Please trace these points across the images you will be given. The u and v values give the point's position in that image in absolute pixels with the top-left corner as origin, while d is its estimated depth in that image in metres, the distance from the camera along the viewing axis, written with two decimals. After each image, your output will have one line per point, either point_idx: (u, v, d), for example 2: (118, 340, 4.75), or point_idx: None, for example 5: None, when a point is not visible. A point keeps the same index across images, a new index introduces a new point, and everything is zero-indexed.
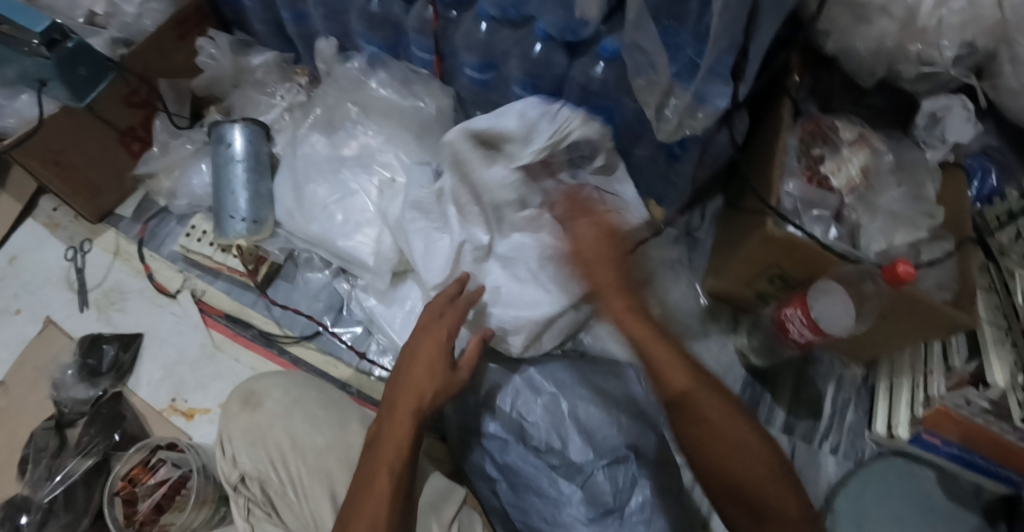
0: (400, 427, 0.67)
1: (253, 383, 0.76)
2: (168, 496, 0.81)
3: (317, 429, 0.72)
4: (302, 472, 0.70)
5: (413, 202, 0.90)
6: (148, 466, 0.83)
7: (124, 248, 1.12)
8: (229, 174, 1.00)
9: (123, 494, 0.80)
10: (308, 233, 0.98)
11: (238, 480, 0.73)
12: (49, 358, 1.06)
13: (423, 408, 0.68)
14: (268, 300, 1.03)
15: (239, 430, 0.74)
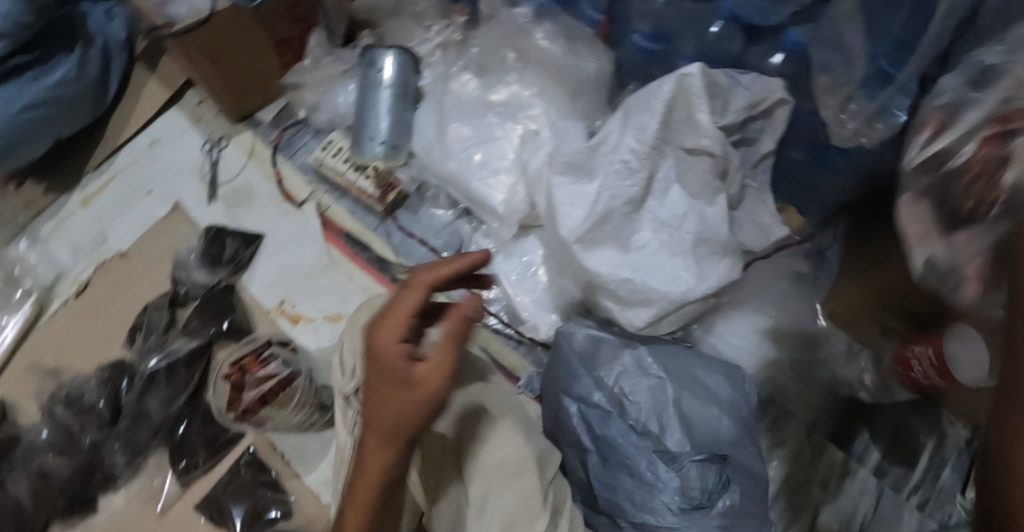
0: (364, 480, 0.51)
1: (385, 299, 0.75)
2: (272, 393, 0.81)
3: None
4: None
5: (566, 157, 0.86)
6: (258, 359, 0.83)
7: (259, 151, 1.14)
8: (376, 98, 1.02)
9: (232, 379, 0.82)
10: (443, 170, 0.99)
11: (352, 391, 0.72)
12: (173, 240, 1.10)
13: (392, 440, 0.50)
14: (391, 226, 1.04)
15: (365, 343, 0.73)
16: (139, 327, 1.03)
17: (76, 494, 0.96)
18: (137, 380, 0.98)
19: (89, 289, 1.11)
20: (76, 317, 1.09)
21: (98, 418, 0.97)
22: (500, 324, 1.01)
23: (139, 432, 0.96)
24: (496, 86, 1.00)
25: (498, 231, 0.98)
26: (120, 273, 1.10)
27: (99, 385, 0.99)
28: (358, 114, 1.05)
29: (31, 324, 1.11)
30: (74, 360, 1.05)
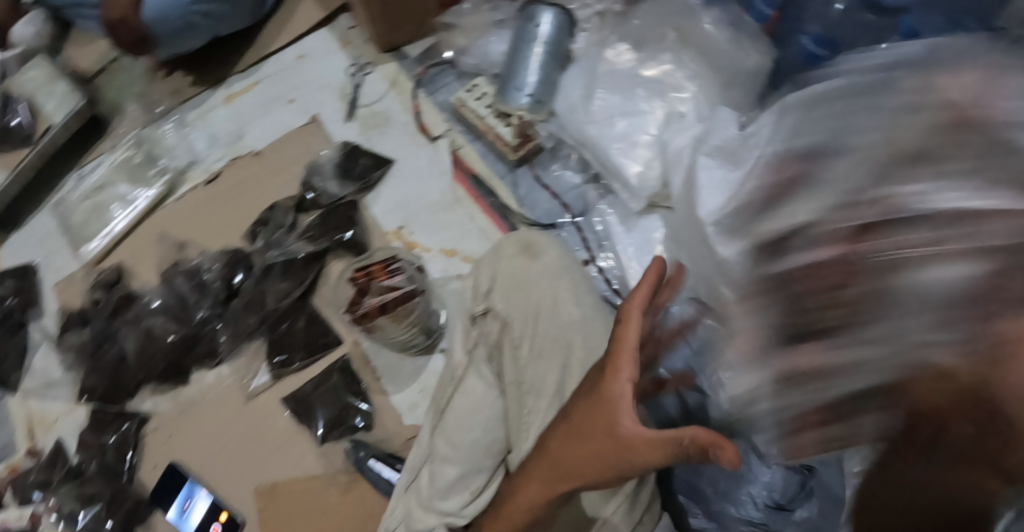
0: (540, 469, 0.65)
1: (535, 237, 0.80)
2: (392, 304, 0.84)
3: (575, 301, 0.75)
4: (546, 329, 0.74)
5: (717, 144, 0.91)
6: (386, 267, 0.87)
7: (401, 83, 1.18)
8: (530, 53, 1.08)
9: (359, 281, 0.86)
10: (582, 133, 1.06)
11: (482, 312, 0.78)
12: (307, 149, 1.15)
13: (580, 455, 0.61)
14: (518, 178, 1.08)
15: (506, 272, 0.79)
16: (259, 223, 1.07)
17: (177, 362, 1.03)
18: (251, 273, 1.03)
19: (219, 179, 1.17)
20: (202, 201, 1.15)
21: (212, 297, 1.03)
22: (611, 294, 1.00)
23: (247, 319, 1.02)
24: (648, 63, 1.05)
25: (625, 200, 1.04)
26: (251, 169, 1.16)
27: (216, 267, 1.05)
28: (508, 64, 1.11)
29: (159, 201, 1.18)
30: (195, 241, 1.12)
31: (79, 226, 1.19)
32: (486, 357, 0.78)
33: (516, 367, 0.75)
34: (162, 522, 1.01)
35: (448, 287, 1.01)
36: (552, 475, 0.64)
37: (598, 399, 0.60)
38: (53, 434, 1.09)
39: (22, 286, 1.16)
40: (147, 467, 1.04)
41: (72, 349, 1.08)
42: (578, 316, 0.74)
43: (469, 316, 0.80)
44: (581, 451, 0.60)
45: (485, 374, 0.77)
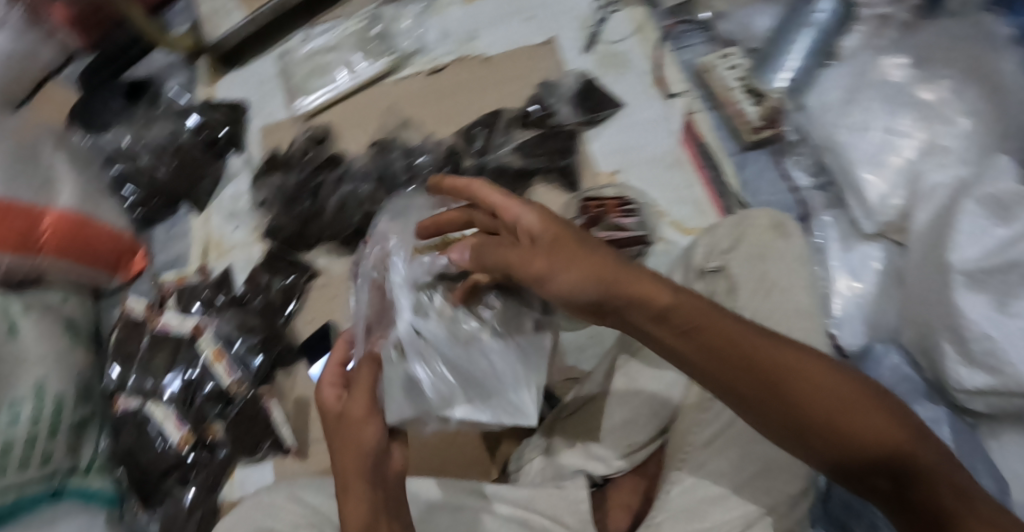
0: (329, 402, 0.62)
1: (789, 219, 0.78)
2: (617, 242, 0.91)
3: (805, 293, 0.74)
4: (776, 310, 0.74)
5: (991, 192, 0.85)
6: (620, 207, 0.95)
7: (648, 29, 1.14)
8: (798, 37, 1.05)
9: (592, 209, 0.94)
10: (830, 136, 1.01)
11: (713, 269, 0.80)
12: (537, 69, 1.14)
13: (366, 404, 0.59)
14: (742, 161, 1.05)
15: (750, 242, 0.78)
16: (480, 125, 1.09)
17: (364, 233, 1.06)
18: (462, 171, 1.05)
19: (444, 73, 1.18)
20: (426, 91, 1.17)
21: (421, 182, 1.05)
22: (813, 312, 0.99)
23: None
24: (923, 85, 0.99)
25: (853, 215, 1.00)
26: (479, 72, 1.17)
27: (430, 156, 1.08)
28: (772, 41, 1.07)
29: (381, 76, 1.20)
30: (413, 123, 1.15)
31: (300, 79, 1.21)
32: None
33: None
34: (304, 374, 1.06)
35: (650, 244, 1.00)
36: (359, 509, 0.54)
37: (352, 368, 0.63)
38: (224, 261, 1.15)
39: (234, 118, 1.21)
40: (302, 318, 1.08)
41: (271, 188, 1.13)
42: (809, 307, 0.73)
43: (698, 268, 0.82)
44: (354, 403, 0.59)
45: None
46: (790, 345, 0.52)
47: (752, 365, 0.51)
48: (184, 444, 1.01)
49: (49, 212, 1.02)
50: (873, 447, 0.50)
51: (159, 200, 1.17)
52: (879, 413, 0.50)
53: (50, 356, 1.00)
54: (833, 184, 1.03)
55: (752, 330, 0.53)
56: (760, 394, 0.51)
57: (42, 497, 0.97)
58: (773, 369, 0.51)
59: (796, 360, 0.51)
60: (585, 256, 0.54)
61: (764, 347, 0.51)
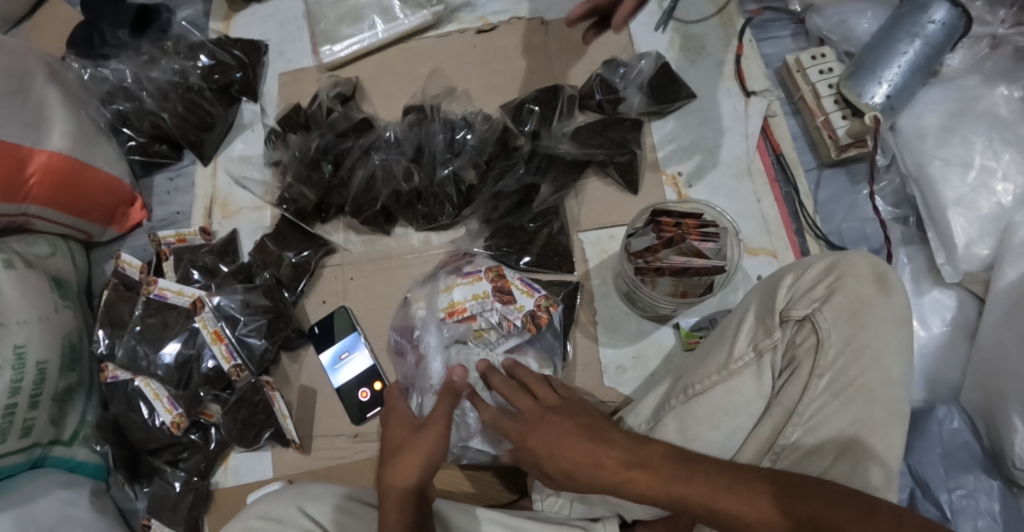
0: (397, 427, 0.69)
1: (894, 272, 0.71)
2: (691, 273, 0.76)
3: (901, 360, 0.68)
4: (865, 376, 0.67)
5: None
6: (701, 227, 0.77)
7: (731, 12, 1.02)
8: (905, 47, 0.89)
9: (664, 229, 0.77)
10: (920, 166, 0.91)
11: (799, 317, 0.71)
12: (602, 44, 1.02)
13: (433, 445, 0.66)
14: (820, 177, 0.97)
15: (847, 293, 0.70)
16: (534, 102, 0.95)
17: (392, 210, 0.96)
18: (512, 154, 0.94)
19: (495, 34, 1.05)
20: (474, 54, 1.04)
21: (464, 163, 0.95)
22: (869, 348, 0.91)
23: (494, 204, 0.93)
24: None
25: (933, 256, 0.91)
26: (534, 39, 1.04)
27: (476, 133, 0.95)
28: (873, 47, 0.91)
29: (423, 29, 1.06)
30: (460, 93, 1.01)
31: (329, 24, 1.05)
32: (768, 369, 0.71)
33: (802, 391, 0.69)
34: (313, 361, 0.97)
35: None
36: None
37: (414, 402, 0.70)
38: (230, 224, 1.04)
39: (248, 61, 1.06)
40: (315, 298, 0.99)
41: (287, 148, 0.98)
42: (899, 378, 0.67)
43: (780, 314, 0.71)
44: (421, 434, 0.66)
45: (764, 381, 0.71)
46: (738, 479, 0.57)
47: (717, 515, 0.56)
48: (177, 427, 0.92)
49: (36, 155, 0.90)
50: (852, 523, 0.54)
51: (163, 146, 1.06)
52: (842, 514, 0.54)
53: (33, 317, 0.89)
54: (913, 217, 0.95)
55: (699, 468, 0.58)
56: (737, 531, 0.57)
57: (22, 468, 0.90)
58: (727, 503, 0.56)
59: (748, 498, 0.56)
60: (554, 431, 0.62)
61: (712, 493, 0.56)
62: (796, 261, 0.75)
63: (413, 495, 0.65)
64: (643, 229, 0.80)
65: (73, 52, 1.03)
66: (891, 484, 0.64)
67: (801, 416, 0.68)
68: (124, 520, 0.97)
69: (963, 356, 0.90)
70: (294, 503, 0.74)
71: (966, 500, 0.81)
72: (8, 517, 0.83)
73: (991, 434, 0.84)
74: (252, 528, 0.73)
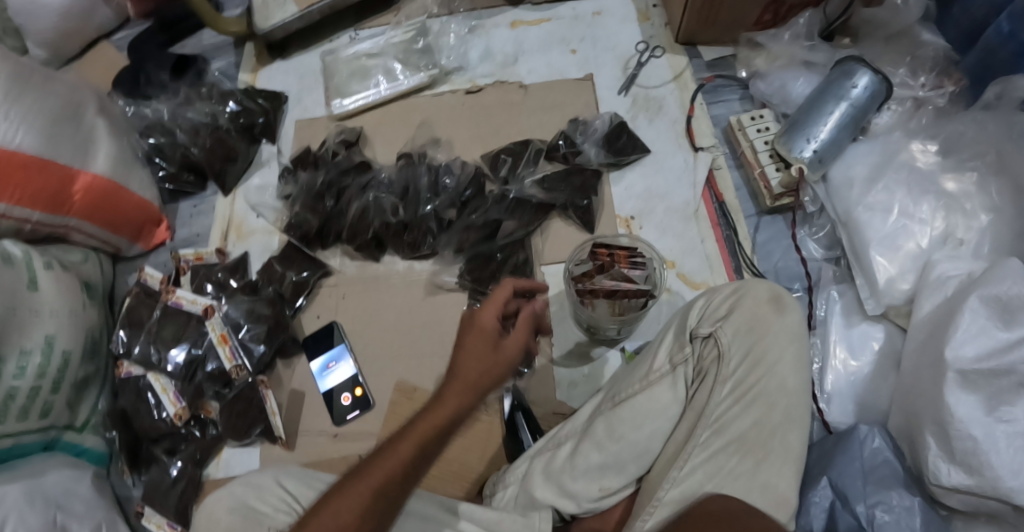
0: (481, 341, 0.71)
1: (787, 293, 0.81)
2: (621, 294, 0.88)
3: (796, 371, 0.77)
4: (761, 383, 0.77)
5: (997, 295, 0.86)
6: (630, 257, 0.90)
7: (686, 79, 1.17)
8: (831, 108, 1.03)
9: (600, 258, 0.90)
10: (847, 211, 1.02)
11: (704, 335, 0.82)
12: (574, 103, 1.17)
13: (427, 441, 0.66)
14: (760, 223, 1.08)
15: (744, 312, 0.81)
16: (507, 153, 1.10)
17: (383, 240, 1.09)
18: (486, 195, 1.08)
19: (481, 94, 1.20)
20: (463, 109, 1.20)
21: (443, 202, 1.07)
22: (817, 370, 1.00)
23: (466, 235, 1.05)
24: (949, 174, 1.01)
25: (859, 293, 1.01)
26: (514, 96, 1.19)
27: (455, 177, 1.09)
28: (805, 109, 1.05)
29: (420, 87, 1.22)
30: (444, 143, 1.16)
31: (341, 79, 1.23)
32: (684, 379, 0.82)
33: (708, 396, 0.78)
34: (304, 367, 1.07)
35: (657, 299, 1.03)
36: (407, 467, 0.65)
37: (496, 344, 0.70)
38: (243, 246, 1.17)
39: (270, 107, 1.23)
40: (310, 313, 1.10)
41: (298, 183, 1.13)
42: (794, 386, 0.77)
43: (690, 332, 0.83)
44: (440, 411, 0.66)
45: (679, 390, 0.82)
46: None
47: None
48: (178, 418, 1.03)
49: (82, 175, 1.07)
50: None
51: (190, 176, 1.22)
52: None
53: (63, 313, 1.03)
54: (844, 259, 1.05)
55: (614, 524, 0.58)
56: None
57: (35, 448, 1.01)
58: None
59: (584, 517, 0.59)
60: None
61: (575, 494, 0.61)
62: (709, 288, 0.87)
63: (392, 487, 0.64)
64: (584, 259, 0.92)
65: (119, 90, 1.22)
66: (786, 471, 0.73)
67: (709, 419, 0.77)
68: (119, 506, 1.07)
69: (890, 385, 0.97)
70: (269, 475, 0.82)
71: (887, 515, 0.86)
72: (18, 486, 0.93)
73: (912, 455, 0.91)
74: (235, 493, 0.80)
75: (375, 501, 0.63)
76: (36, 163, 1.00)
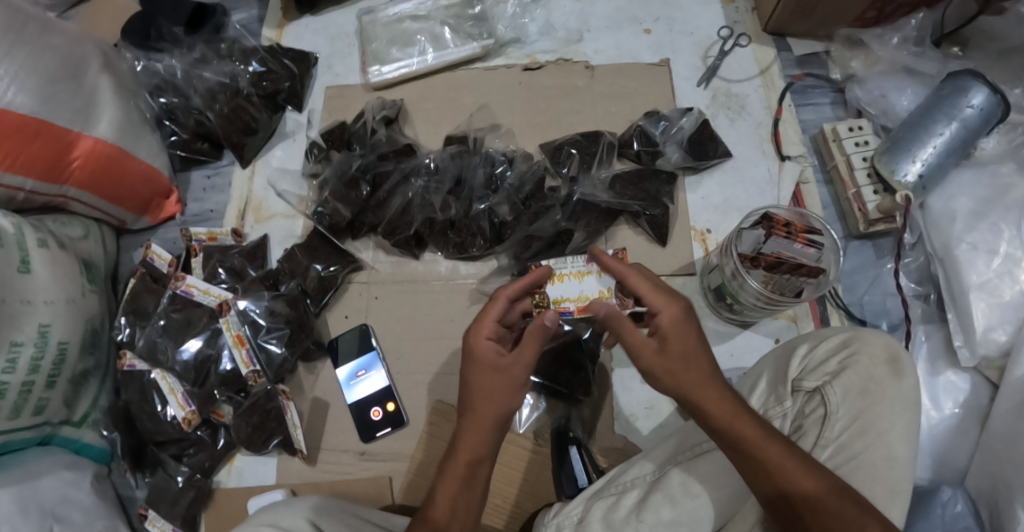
0: (477, 368, 0.71)
1: (908, 355, 0.71)
2: (785, 271, 0.76)
3: (907, 442, 0.66)
4: (866, 453, 0.66)
5: None
6: (808, 233, 0.76)
7: (774, 74, 1.04)
8: (941, 128, 0.90)
9: (771, 231, 0.76)
10: (948, 246, 0.92)
11: (810, 389, 0.72)
12: (646, 93, 1.03)
13: (481, 442, 0.69)
14: (844, 248, 0.98)
15: (859, 371, 0.71)
16: (573, 145, 0.97)
17: (424, 237, 0.96)
18: (548, 194, 0.94)
19: (541, 73, 1.06)
20: (519, 89, 1.06)
21: (499, 200, 0.95)
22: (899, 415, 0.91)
23: (525, 244, 0.91)
24: None
25: (950, 337, 0.92)
26: (578, 78, 1.05)
27: (516, 171, 0.96)
28: (910, 125, 0.93)
29: (470, 60, 1.08)
30: (504, 130, 1.03)
31: (379, 44, 1.08)
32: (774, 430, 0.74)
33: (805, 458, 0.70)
34: (329, 373, 0.97)
35: (730, 327, 0.92)
36: (483, 428, 0.70)
37: (500, 360, 0.71)
38: (262, 229, 1.05)
39: (298, 71, 1.09)
40: (337, 312, 0.99)
41: (328, 165, 0.99)
42: (902, 458, 0.66)
43: (792, 383, 0.74)
44: (483, 418, 0.69)
45: None
46: (810, 465, 0.60)
47: (760, 465, 0.61)
48: (187, 424, 0.92)
49: (82, 140, 0.93)
50: (787, 479, 0.59)
51: (204, 145, 1.08)
52: (795, 466, 0.60)
53: (59, 299, 0.90)
54: (934, 296, 0.96)
55: (748, 420, 0.63)
56: (730, 444, 0.63)
57: (30, 445, 0.91)
58: (790, 481, 0.59)
59: (752, 426, 0.62)
60: (685, 343, 0.67)
61: (725, 425, 0.63)
62: (814, 331, 0.78)
63: (471, 466, 0.69)
64: (752, 229, 0.80)
65: (128, 42, 1.04)
66: None
67: None
68: (121, 508, 0.98)
69: (973, 441, 0.89)
70: (298, 517, 0.72)
71: None
72: (9, 493, 0.83)
73: (995, 522, 0.83)
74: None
75: (449, 505, 0.67)
76: (28, 126, 0.86)
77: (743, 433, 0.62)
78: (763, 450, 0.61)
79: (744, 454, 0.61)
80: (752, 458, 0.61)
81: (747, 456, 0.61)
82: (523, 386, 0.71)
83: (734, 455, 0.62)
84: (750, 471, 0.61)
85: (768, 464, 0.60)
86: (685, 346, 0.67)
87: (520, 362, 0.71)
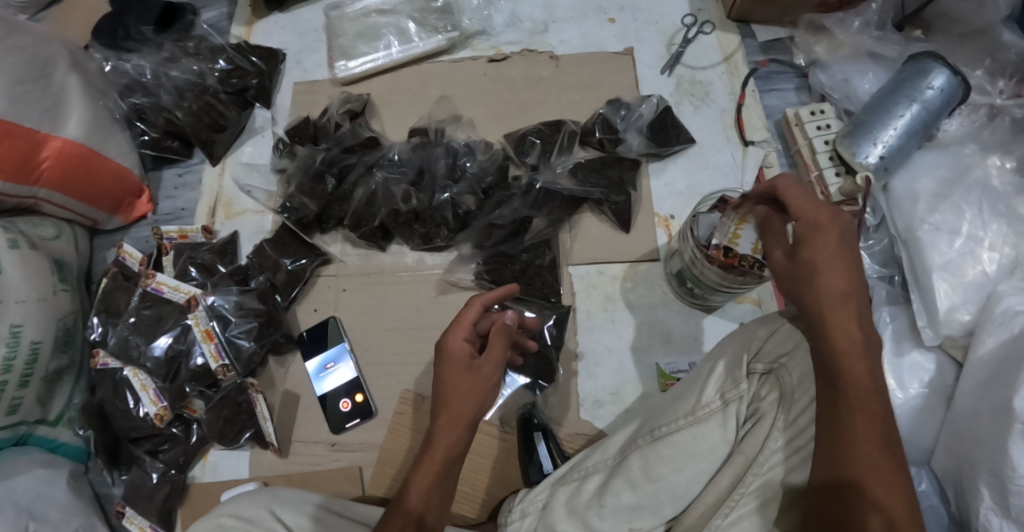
0: (451, 366, 0.71)
1: None
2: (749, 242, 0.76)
3: None
4: None
5: None
6: None
7: (737, 60, 1.04)
8: (902, 110, 0.90)
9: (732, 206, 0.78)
10: (910, 228, 0.92)
11: (764, 370, 0.68)
12: (610, 82, 1.04)
13: (455, 436, 0.69)
14: None
15: None
16: (535, 135, 0.97)
17: (390, 229, 0.97)
18: (511, 184, 0.96)
19: (505, 64, 1.07)
20: (484, 81, 1.06)
21: (462, 191, 0.96)
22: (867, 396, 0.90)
23: (488, 232, 0.93)
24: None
25: (914, 318, 0.92)
26: (543, 69, 1.06)
27: (477, 162, 0.98)
28: (872, 108, 0.93)
29: (436, 53, 1.09)
30: (466, 121, 1.03)
31: (346, 40, 1.09)
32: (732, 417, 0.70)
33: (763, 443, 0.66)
34: (299, 367, 0.97)
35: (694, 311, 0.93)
36: (458, 425, 0.69)
37: (474, 359, 0.71)
38: (232, 225, 1.06)
39: (266, 68, 1.10)
40: (306, 306, 0.99)
41: (294, 160, 1.00)
42: None
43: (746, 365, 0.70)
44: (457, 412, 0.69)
45: (728, 429, 0.69)
46: (898, 470, 0.53)
47: (847, 438, 0.54)
48: (160, 419, 0.94)
49: (51, 140, 0.93)
50: (857, 465, 0.53)
51: (175, 143, 1.09)
52: (879, 460, 0.53)
53: (31, 298, 0.91)
54: (899, 278, 0.96)
55: (869, 389, 0.55)
56: (833, 397, 0.56)
57: (6, 445, 0.92)
58: (859, 465, 0.53)
59: (869, 399, 0.54)
60: (831, 254, 0.57)
61: (841, 380, 0.55)
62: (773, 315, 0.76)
63: (447, 459, 0.68)
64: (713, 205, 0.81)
65: (99, 42, 1.05)
66: None
67: None
68: (98, 505, 0.99)
69: (939, 420, 0.88)
70: (261, 505, 0.75)
71: None
72: None
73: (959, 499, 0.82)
74: (220, 525, 0.73)
75: (425, 497, 0.67)
76: None
77: (847, 399, 0.55)
78: (860, 426, 0.54)
79: (838, 417, 0.55)
80: (842, 427, 0.54)
81: (835, 424, 0.55)
82: (495, 388, 0.72)
83: (827, 415, 0.56)
84: (829, 444, 0.55)
85: (851, 444, 0.54)
86: (844, 272, 0.56)
87: (491, 361, 0.72)
